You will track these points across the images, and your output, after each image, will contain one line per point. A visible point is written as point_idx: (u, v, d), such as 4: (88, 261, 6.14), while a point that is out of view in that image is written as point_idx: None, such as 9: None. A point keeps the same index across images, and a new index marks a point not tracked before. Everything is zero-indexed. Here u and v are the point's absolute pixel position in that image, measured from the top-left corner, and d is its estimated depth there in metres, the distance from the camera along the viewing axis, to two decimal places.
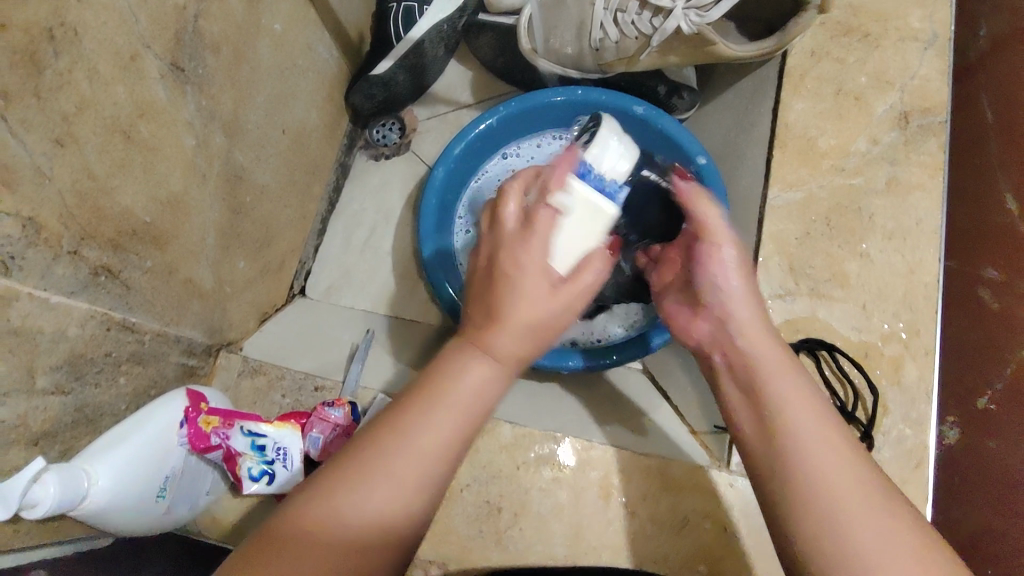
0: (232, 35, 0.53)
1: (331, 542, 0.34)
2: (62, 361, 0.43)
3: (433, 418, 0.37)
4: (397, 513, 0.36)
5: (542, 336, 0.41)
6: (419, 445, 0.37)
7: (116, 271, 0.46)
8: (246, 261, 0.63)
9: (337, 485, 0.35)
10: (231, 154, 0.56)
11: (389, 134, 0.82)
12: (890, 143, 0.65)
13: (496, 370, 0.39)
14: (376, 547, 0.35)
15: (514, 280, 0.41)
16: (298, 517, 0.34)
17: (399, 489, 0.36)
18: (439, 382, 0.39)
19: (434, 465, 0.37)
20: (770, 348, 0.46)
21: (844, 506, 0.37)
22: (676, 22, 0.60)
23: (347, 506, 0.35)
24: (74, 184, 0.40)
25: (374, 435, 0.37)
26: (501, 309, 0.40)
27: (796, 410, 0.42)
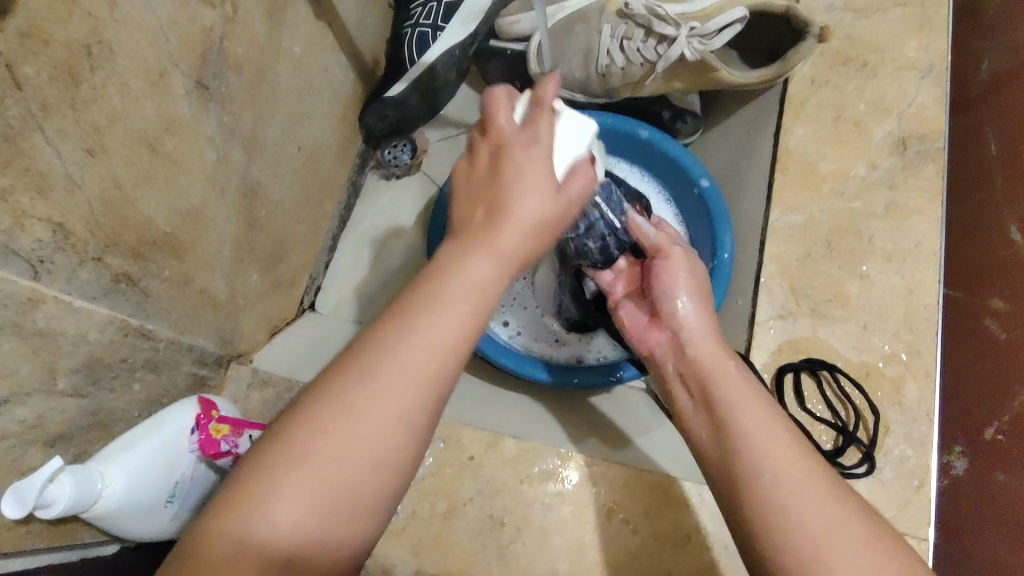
0: (254, 55, 0.55)
1: (348, 432, 0.34)
2: (81, 365, 0.44)
3: (437, 313, 0.36)
4: (409, 404, 0.35)
5: (549, 230, 0.40)
6: (424, 335, 0.35)
7: (135, 278, 0.47)
8: (259, 273, 0.64)
9: (312, 409, 0.34)
10: (248, 169, 0.58)
11: (401, 155, 0.84)
12: (888, 168, 0.66)
13: (495, 266, 0.38)
14: (385, 443, 0.34)
15: (517, 172, 0.40)
16: (301, 419, 0.34)
17: (409, 382, 0.35)
18: (438, 280, 0.37)
19: (443, 357, 0.36)
20: (713, 351, 0.50)
21: (786, 507, 0.38)
22: (680, 49, 0.63)
23: (360, 404, 0.34)
24: (101, 193, 0.42)
25: (375, 334, 0.36)
26: (504, 207, 0.39)
27: (742, 411, 0.44)
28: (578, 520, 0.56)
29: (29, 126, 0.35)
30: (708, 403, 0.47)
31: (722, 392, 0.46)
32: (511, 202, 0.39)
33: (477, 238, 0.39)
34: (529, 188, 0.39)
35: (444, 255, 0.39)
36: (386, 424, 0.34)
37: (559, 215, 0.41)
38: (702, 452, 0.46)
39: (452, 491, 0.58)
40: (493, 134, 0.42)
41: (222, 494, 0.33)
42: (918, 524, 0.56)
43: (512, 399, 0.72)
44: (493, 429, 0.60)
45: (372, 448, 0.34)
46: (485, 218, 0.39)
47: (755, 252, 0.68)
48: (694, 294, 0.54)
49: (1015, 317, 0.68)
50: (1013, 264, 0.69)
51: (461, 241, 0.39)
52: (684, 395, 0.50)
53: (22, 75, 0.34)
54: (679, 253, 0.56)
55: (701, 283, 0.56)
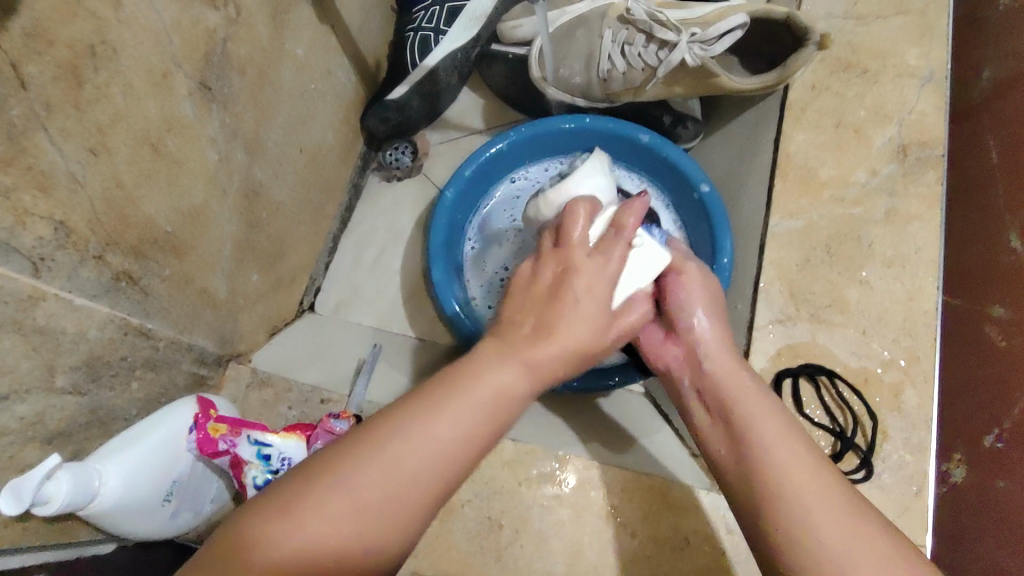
0: (257, 57, 0.55)
1: (356, 499, 0.33)
2: (81, 362, 0.44)
3: (464, 414, 0.36)
4: (424, 493, 0.35)
5: (582, 355, 0.41)
6: (445, 434, 0.36)
7: (136, 277, 0.47)
8: (259, 274, 0.64)
9: (325, 479, 0.33)
10: (250, 170, 0.59)
11: (403, 158, 0.83)
12: (888, 174, 0.67)
13: (524, 380, 0.39)
14: (383, 533, 0.34)
15: (575, 302, 0.41)
16: (316, 487, 0.33)
17: (421, 474, 0.35)
18: (471, 377, 0.38)
19: (463, 449, 0.36)
20: (730, 369, 0.50)
21: (803, 512, 0.38)
22: (682, 55, 0.63)
23: (372, 482, 0.34)
24: (103, 192, 0.42)
25: (402, 417, 0.36)
26: (551, 324, 0.40)
27: (762, 426, 0.44)
28: (576, 523, 0.56)
29: (32, 125, 0.36)
30: (725, 416, 0.47)
31: (740, 405, 0.47)
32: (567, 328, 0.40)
33: (515, 347, 0.40)
34: (568, 306, 0.41)
35: (480, 356, 0.39)
36: (397, 507, 0.34)
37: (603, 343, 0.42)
38: (719, 465, 0.46)
39: (450, 493, 0.58)
40: (565, 250, 0.44)
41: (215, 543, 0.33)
42: (917, 530, 0.55)
43: None
44: None
45: (382, 525, 0.34)
46: (526, 334, 0.40)
47: (754, 257, 0.68)
48: (709, 308, 0.54)
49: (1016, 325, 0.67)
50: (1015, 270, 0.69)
51: (501, 347, 0.40)
52: (700, 408, 0.50)
53: (26, 74, 0.34)
54: (694, 269, 0.56)
55: (718, 303, 0.56)
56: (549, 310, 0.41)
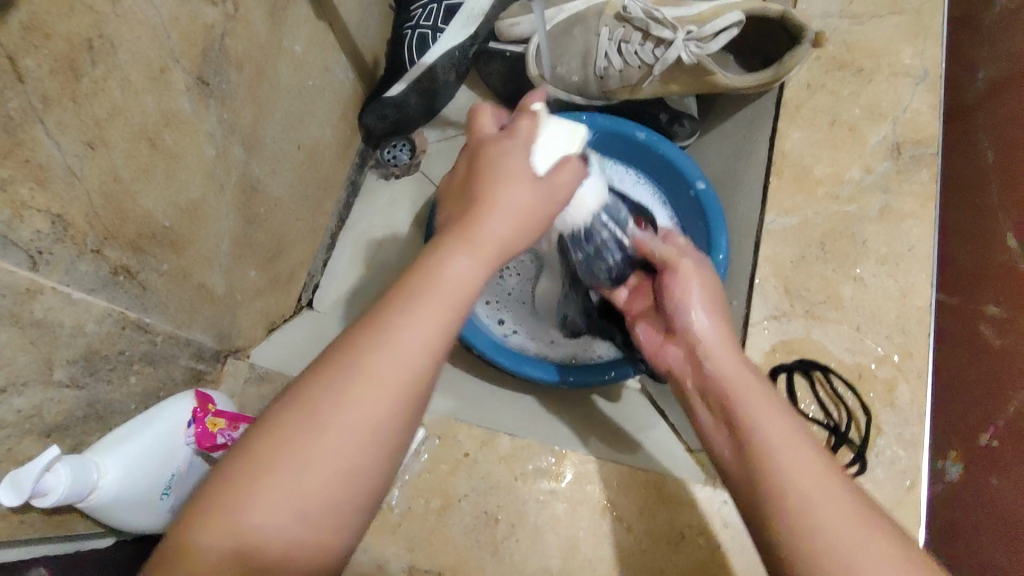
0: (255, 53, 0.56)
1: (324, 429, 0.35)
2: (79, 356, 0.44)
3: (418, 316, 0.37)
4: (390, 400, 0.36)
5: (521, 228, 0.42)
6: (397, 346, 0.37)
7: (134, 271, 0.47)
8: (257, 270, 0.65)
9: (290, 415, 0.36)
10: (248, 166, 0.59)
11: (400, 155, 0.84)
12: (883, 172, 0.67)
13: (467, 271, 0.39)
14: (361, 454, 0.36)
15: (494, 177, 0.43)
16: (285, 428, 0.35)
17: (381, 388, 0.36)
18: (413, 285, 0.38)
19: (423, 349, 0.37)
20: (733, 368, 0.48)
21: (817, 531, 0.38)
22: (677, 52, 0.63)
23: (329, 414, 0.35)
24: (100, 186, 0.42)
25: (352, 341, 0.37)
26: (480, 208, 0.41)
27: (765, 429, 0.44)
28: (572, 517, 0.57)
29: (29, 118, 0.36)
30: (728, 417, 0.47)
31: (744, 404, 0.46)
32: (493, 201, 0.42)
33: (452, 241, 0.40)
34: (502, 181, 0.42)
35: (421, 258, 0.40)
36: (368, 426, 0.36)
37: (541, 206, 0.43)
38: (726, 470, 0.46)
39: (446, 487, 0.58)
40: (474, 143, 0.46)
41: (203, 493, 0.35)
42: (910, 524, 0.56)
43: (507, 398, 0.71)
44: (489, 427, 0.61)
45: (345, 454, 0.35)
46: (460, 228, 0.41)
47: (749, 254, 0.68)
48: (705, 303, 0.53)
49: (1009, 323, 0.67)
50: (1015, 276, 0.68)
51: (441, 242, 0.41)
52: (704, 412, 0.49)
53: (24, 68, 0.35)
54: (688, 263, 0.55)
55: (717, 298, 0.54)
56: (482, 189, 0.42)
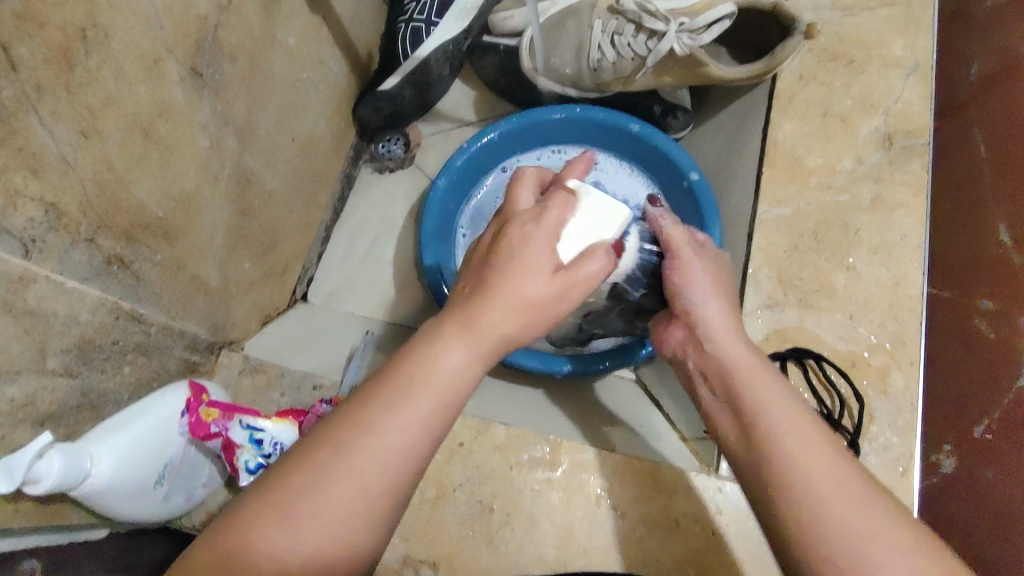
0: (248, 45, 0.56)
1: (300, 532, 0.34)
2: (72, 345, 0.44)
3: (412, 406, 0.37)
4: (370, 499, 0.35)
5: (540, 314, 0.40)
6: (396, 434, 0.36)
7: (128, 261, 0.48)
8: (251, 262, 0.65)
9: (282, 500, 0.34)
10: (242, 158, 0.59)
11: (395, 149, 0.84)
12: (875, 162, 0.67)
13: (471, 361, 0.39)
14: (351, 539, 0.35)
15: (517, 257, 0.40)
16: (277, 508, 0.34)
17: (379, 475, 0.36)
18: (417, 370, 0.38)
19: (410, 445, 0.36)
20: (737, 349, 0.49)
21: (823, 513, 0.38)
22: (670, 44, 0.63)
23: (304, 516, 0.34)
24: (94, 175, 0.42)
25: (352, 424, 0.36)
26: (499, 287, 0.39)
27: (771, 410, 0.44)
28: (567, 506, 0.57)
29: (23, 107, 0.36)
30: (732, 400, 0.47)
31: (746, 387, 0.46)
32: (498, 291, 0.39)
33: (457, 327, 0.39)
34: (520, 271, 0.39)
35: (427, 343, 0.39)
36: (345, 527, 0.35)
37: (554, 298, 0.40)
38: (730, 449, 0.46)
39: (442, 477, 0.58)
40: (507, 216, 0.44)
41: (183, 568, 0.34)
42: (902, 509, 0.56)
43: (503, 389, 0.72)
44: (484, 417, 0.61)
45: (336, 539, 0.35)
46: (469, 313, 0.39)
47: (742, 244, 0.69)
48: (707, 294, 0.53)
49: (1000, 315, 0.69)
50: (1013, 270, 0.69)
51: (453, 324, 0.39)
52: (707, 391, 0.50)
53: (17, 56, 0.35)
54: (688, 253, 0.55)
55: (721, 286, 0.54)
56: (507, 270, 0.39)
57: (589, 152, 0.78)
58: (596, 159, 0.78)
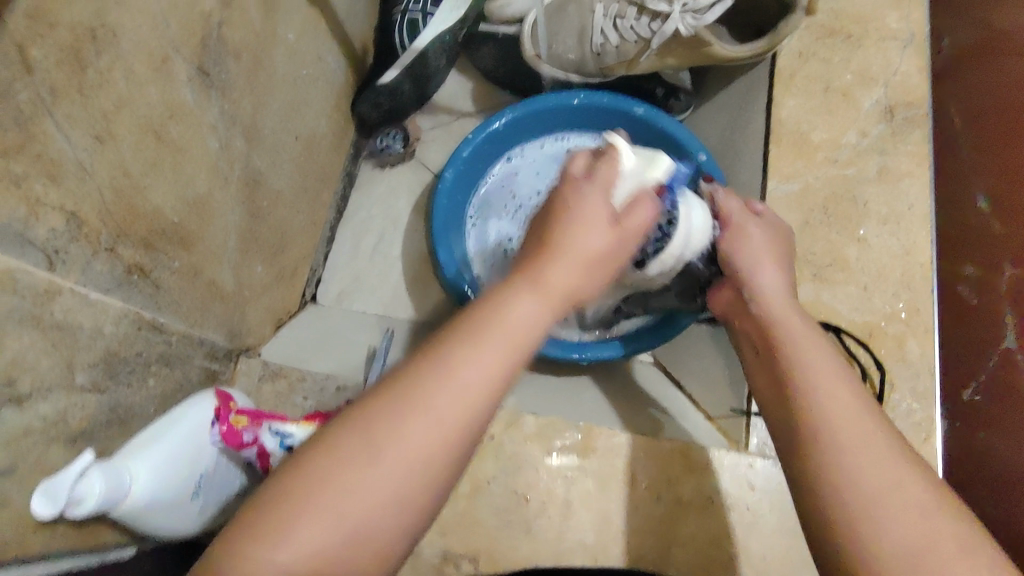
0: (251, 42, 0.54)
1: (369, 473, 0.35)
2: (98, 359, 0.43)
3: (484, 347, 0.37)
4: (435, 448, 0.36)
5: (599, 264, 0.43)
6: (469, 375, 0.37)
7: (147, 270, 0.46)
8: (263, 265, 0.63)
9: (362, 428, 0.35)
10: (249, 158, 0.57)
11: (394, 144, 0.82)
12: (878, 135, 0.68)
13: (541, 307, 0.40)
14: (419, 475, 0.35)
15: (576, 214, 0.43)
16: (359, 435, 0.35)
17: (453, 417, 0.36)
18: (492, 313, 0.39)
19: (479, 395, 0.37)
20: (798, 325, 0.46)
21: (841, 455, 0.38)
22: (674, 25, 0.62)
23: (378, 450, 0.35)
24: (110, 181, 0.41)
25: (431, 360, 0.37)
26: (565, 239, 0.42)
27: (828, 407, 0.40)
28: (602, 492, 0.57)
29: (39, 111, 0.34)
30: (768, 347, 0.47)
31: (785, 336, 0.46)
32: (562, 249, 0.42)
33: (530, 274, 0.41)
34: (586, 228, 0.43)
35: (500, 290, 0.40)
36: (408, 472, 0.35)
37: (608, 254, 0.43)
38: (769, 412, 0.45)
39: (474, 471, 0.58)
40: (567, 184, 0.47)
41: (278, 487, 0.34)
42: None
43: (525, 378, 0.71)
44: (512, 408, 0.61)
45: (402, 475, 0.35)
46: (535, 261, 0.42)
47: None
48: (758, 259, 0.52)
49: (986, 278, 0.66)
50: (1008, 235, 0.64)
51: (526, 277, 0.40)
52: (750, 354, 0.49)
53: (31, 58, 0.33)
54: (739, 222, 0.55)
55: (781, 252, 0.53)
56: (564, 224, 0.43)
57: (593, 138, 0.78)
58: (600, 144, 0.78)
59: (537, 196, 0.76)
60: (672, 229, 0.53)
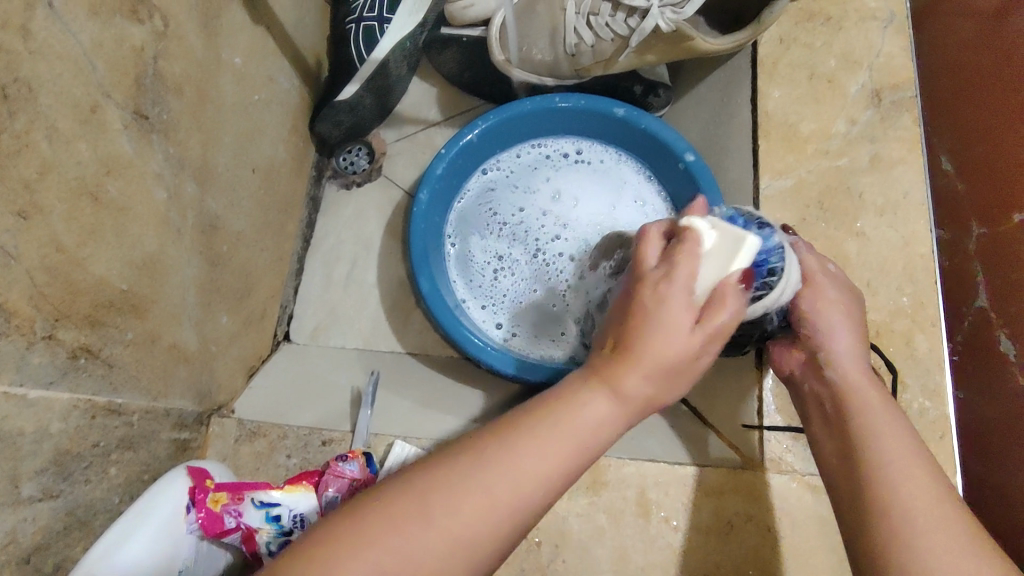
0: (193, 73, 0.48)
1: (419, 549, 0.33)
2: (47, 463, 0.37)
3: (551, 441, 0.36)
4: (487, 530, 0.34)
5: (680, 374, 0.38)
6: (531, 468, 0.36)
7: (96, 349, 0.40)
8: (228, 314, 0.58)
9: (423, 502, 0.34)
10: (203, 203, 0.51)
11: (359, 161, 0.76)
12: (867, 122, 0.66)
13: (613, 412, 0.37)
14: (470, 560, 0.34)
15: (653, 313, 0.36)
16: (416, 509, 0.34)
17: (502, 505, 0.35)
18: (565, 406, 0.37)
19: (537, 493, 0.36)
20: (872, 396, 0.46)
21: (913, 534, 0.38)
22: (654, 21, 0.58)
23: (436, 520, 0.34)
24: (43, 260, 0.35)
25: (501, 443, 0.36)
26: (642, 338, 0.36)
27: (906, 489, 0.40)
28: (616, 527, 0.54)
29: None
30: (842, 422, 0.46)
31: (863, 418, 0.45)
32: (644, 360, 0.36)
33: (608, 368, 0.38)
34: (675, 325, 0.36)
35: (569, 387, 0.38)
36: (462, 555, 0.34)
37: (686, 359, 0.36)
38: (830, 473, 0.45)
39: None
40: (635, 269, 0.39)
41: (322, 539, 0.33)
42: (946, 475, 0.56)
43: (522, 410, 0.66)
44: None
45: (452, 554, 0.33)
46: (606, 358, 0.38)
47: None
48: (834, 326, 0.49)
49: (954, 242, 0.64)
50: (974, 195, 0.63)
51: (605, 382, 0.37)
52: (817, 415, 0.48)
53: None
54: (825, 280, 0.51)
55: (856, 316, 0.50)
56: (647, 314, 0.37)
57: (571, 142, 0.73)
58: (579, 148, 0.73)
59: (518, 211, 0.72)
60: (777, 283, 0.46)
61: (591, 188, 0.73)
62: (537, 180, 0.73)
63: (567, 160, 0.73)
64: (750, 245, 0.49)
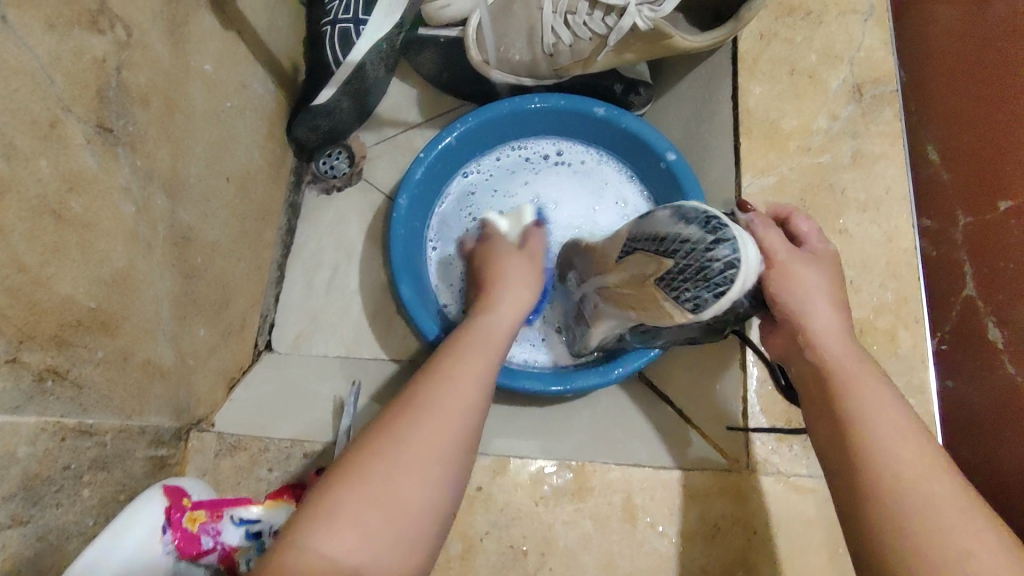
0: (160, 82, 0.47)
1: (391, 460, 0.40)
2: (15, 488, 0.36)
3: (467, 358, 0.46)
4: (444, 432, 0.42)
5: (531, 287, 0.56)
6: (459, 380, 0.44)
7: (64, 371, 0.39)
8: (205, 327, 0.57)
9: (381, 428, 0.42)
10: (175, 215, 0.50)
11: (338, 164, 0.77)
12: (849, 117, 0.65)
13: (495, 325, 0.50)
14: (434, 454, 0.41)
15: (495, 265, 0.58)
16: (378, 432, 0.41)
17: (452, 411, 0.43)
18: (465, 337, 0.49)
19: (469, 393, 0.44)
20: (856, 367, 0.42)
21: (909, 519, 0.36)
22: (631, 19, 0.57)
23: (395, 436, 0.41)
24: (4, 282, 0.34)
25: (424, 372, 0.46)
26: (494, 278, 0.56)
27: (899, 469, 0.37)
28: (603, 533, 0.53)
29: None
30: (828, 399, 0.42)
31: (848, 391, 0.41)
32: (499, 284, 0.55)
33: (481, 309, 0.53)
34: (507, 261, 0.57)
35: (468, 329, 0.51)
36: (429, 453, 0.40)
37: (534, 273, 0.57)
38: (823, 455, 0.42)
39: (465, 528, 0.54)
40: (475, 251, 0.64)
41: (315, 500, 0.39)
42: None
43: (508, 415, 0.66)
44: (496, 453, 0.57)
45: (421, 454, 0.40)
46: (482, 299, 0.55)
47: None
48: (811, 294, 0.44)
49: (942, 231, 0.63)
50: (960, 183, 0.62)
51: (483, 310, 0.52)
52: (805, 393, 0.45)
53: None
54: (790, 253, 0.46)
55: (832, 281, 0.46)
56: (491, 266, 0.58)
57: (551, 144, 0.73)
58: (559, 149, 0.73)
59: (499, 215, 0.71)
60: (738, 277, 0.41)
61: (571, 191, 0.72)
62: (516, 183, 0.72)
63: (547, 161, 0.73)
64: (710, 250, 0.42)
